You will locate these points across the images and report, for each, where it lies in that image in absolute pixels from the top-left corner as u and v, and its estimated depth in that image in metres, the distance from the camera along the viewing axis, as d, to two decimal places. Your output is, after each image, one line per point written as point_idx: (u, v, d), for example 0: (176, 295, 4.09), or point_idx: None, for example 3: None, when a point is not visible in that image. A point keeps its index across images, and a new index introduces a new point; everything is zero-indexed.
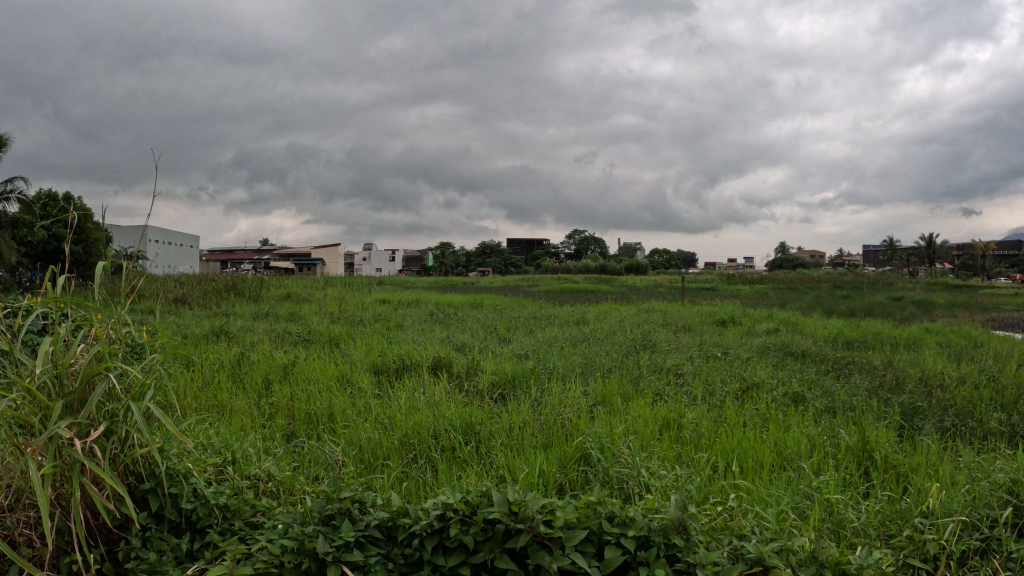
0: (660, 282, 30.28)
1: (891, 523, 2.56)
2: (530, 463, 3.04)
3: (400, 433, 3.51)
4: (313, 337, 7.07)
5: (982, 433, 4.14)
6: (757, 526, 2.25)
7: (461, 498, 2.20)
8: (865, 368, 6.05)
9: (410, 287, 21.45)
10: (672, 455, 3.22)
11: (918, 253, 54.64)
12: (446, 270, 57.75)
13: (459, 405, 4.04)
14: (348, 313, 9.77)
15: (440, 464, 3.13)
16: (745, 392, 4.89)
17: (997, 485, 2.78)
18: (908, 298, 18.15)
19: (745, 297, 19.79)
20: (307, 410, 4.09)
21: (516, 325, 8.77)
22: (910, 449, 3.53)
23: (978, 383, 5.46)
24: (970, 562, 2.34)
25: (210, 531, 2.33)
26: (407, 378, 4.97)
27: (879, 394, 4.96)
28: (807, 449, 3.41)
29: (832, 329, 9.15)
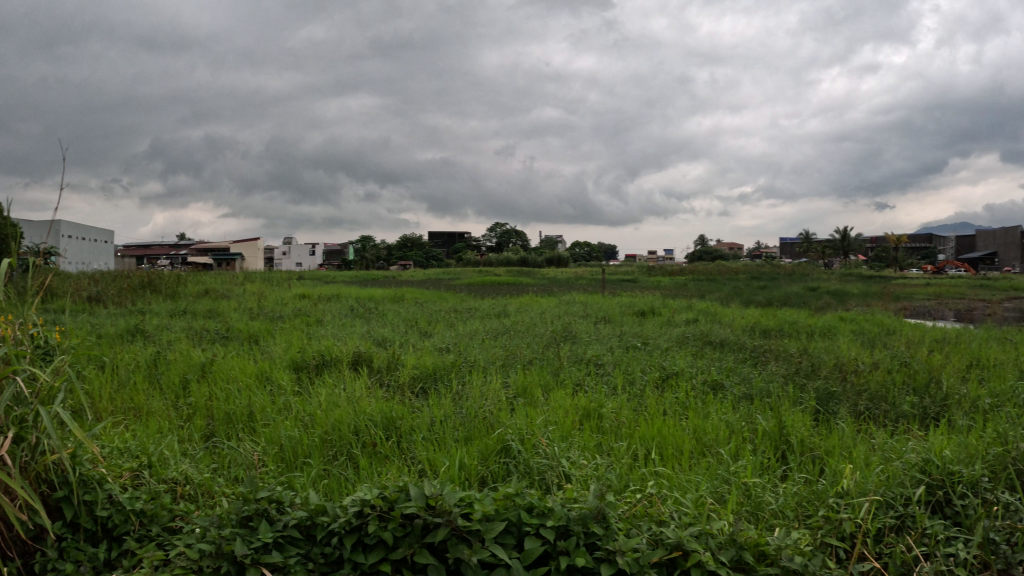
0: (580, 274, 30.53)
1: (808, 503, 2.66)
2: (450, 456, 3.03)
3: (321, 430, 3.45)
4: (232, 334, 6.87)
5: (892, 413, 4.35)
6: (677, 511, 2.30)
7: (381, 493, 2.16)
8: (782, 356, 6.25)
9: (331, 282, 21.08)
10: (592, 444, 3.27)
11: (830, 245, 56.64)
12: (368, 264, 56.86)
13: (382, 400, 4.00)
14: (269, 308, 9.55)
15: (361, 460, 3.09)
16: (666, 381, 5.00)
17: (910, 465, 2.93)
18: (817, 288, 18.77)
19: (662, 288, 20.09)
20: (225, 409, 3.98)
21: (439, 319, 8.70)
22: (824, 432, 3.65)
23: (891, 368, 5.71)
24: (884, 538, 2.45)
25: (127, 538, 2.25)
26: (328, 374, 4.88)
27: (794, 380, 5.13)
28: (725, 435, 3.49)
29: (750, 319, 9.38)
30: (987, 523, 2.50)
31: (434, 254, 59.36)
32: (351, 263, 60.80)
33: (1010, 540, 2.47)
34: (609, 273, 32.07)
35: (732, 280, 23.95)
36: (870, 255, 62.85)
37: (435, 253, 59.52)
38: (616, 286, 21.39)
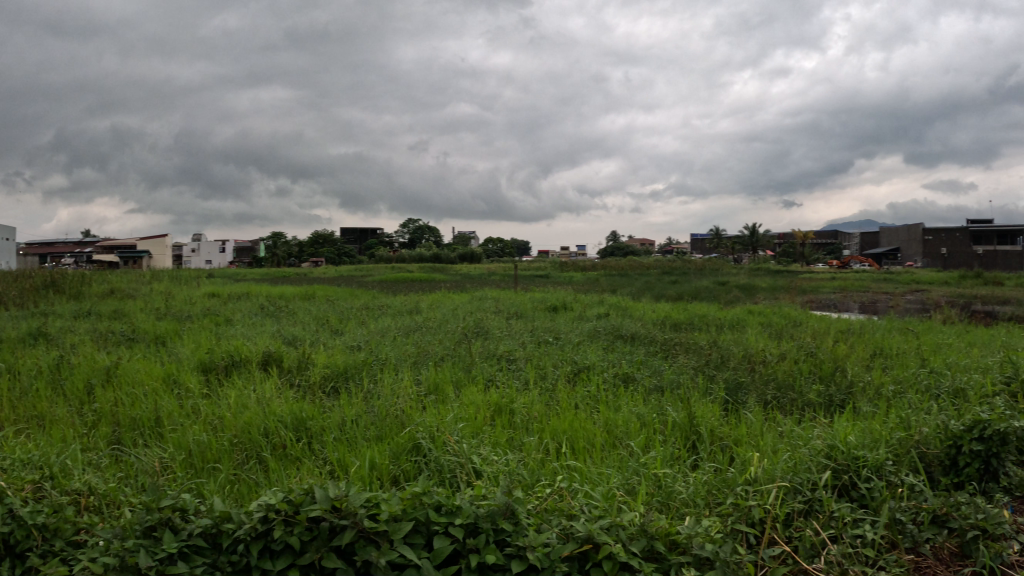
0: (497, 270, 30.61)
1: (718, 491, 2.72)
2: (361, 457, 2.99)
3: (231, 434, 3.36)
4: (138, 336, 6.62)
5: (796, 401, 4.52)
6: (587, 504, 2.33)
7: (286, 497, 2.12)
8: (691, 348, 6.41)
9: (242, 279, 20.47)
10: (504, 441, 3.28)
11: (739, 241, 58.45)
12: (280, 261, 55.59)
13: (292, 401, 3.92)
14: (177, 308, 9.24)
15: (272, 464, 3.02)
16: (577, 375, 5.06)
17: (816, 451, 3.06)
18: (726, 282, 19.33)
19: (576, 283, 20.30)
20: (132, 414, 3.83)
21: (350, 316, 8.59)
22: (731, 422, 3.76)
23: (797, 358, 5.93)
24: (792, 523, 2.54)
25: (29, 554, 2.14)
26: (237, 375, 4.76)
27: (704, 371, 5.28)
28: (635, 427, 3.56)
29: (660, 312, 9.59)
30: (894, 505, 2.65)
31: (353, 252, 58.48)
32: (264, 261, 59.32)
33: (916, 519, 2.61)
34: (522, 270, 31.95)
35: (647, 275, 24.42)
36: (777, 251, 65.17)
37: (350, 251, 58.65)
38: (532, 282, 21.49)
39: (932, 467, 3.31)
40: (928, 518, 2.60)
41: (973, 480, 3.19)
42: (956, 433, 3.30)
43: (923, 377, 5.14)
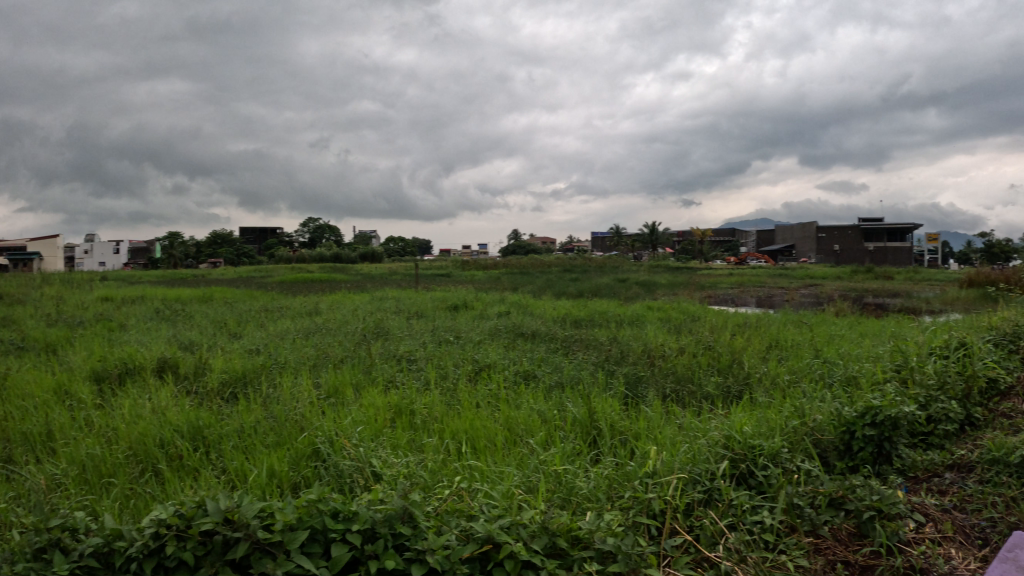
0: (401, 270, 30.33)
1: (619, 485, 2.79)
2: (260, 465, 2.94)
3: (125, 446, 3.24)
4: (25, 344, 6.29)
5: (692, 394, 4.67)
6: (487, 504, 2.34)
7: (177, 511, 2.07)
8: (590, 344, 6.54)
9: (132, 281, 19.58)
10: (404, 443, 3.28)
11: (641, 238, 59.85)
12: (179, 262, 53.59)
13: (190, 410, 3.80)
14: (65, 314, 8.81)
15: (169, 475, 2.93)
16: (479, 374, 5.09)
17: (714, 442, 3.16)
18: (630, 280, 19.71)
19: (481, 282, 20.30)
20: (20, 429, 3.64)
21: (248, 319, 8.38)
22: (629, 416, 3.86)
23: (695, 351, 6.13)
24: (692, 513, 2.62)
25: None
26: (131, 384, 4.58)
27: (603, 367, 5.39)
28: (535, 424, 3.61)
29: (563, 310, 9.71)
30: (792, 490, 2.77)
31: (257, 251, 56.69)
32: (163, 262, 57.10)
33: (814, 503, 2.74)
34: (424, 268, 31.73)
35: (555, 273, 24.70)
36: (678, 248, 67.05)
37: (252, 251, 57.08)
38: (440, 282, 21.39)
39: (828, 452, 3.49)
40: (826, 501, 2.72)
41: (866, 463, 3.38)
42: (850, 420, 3.51)
43: (818, 367, 5.41)
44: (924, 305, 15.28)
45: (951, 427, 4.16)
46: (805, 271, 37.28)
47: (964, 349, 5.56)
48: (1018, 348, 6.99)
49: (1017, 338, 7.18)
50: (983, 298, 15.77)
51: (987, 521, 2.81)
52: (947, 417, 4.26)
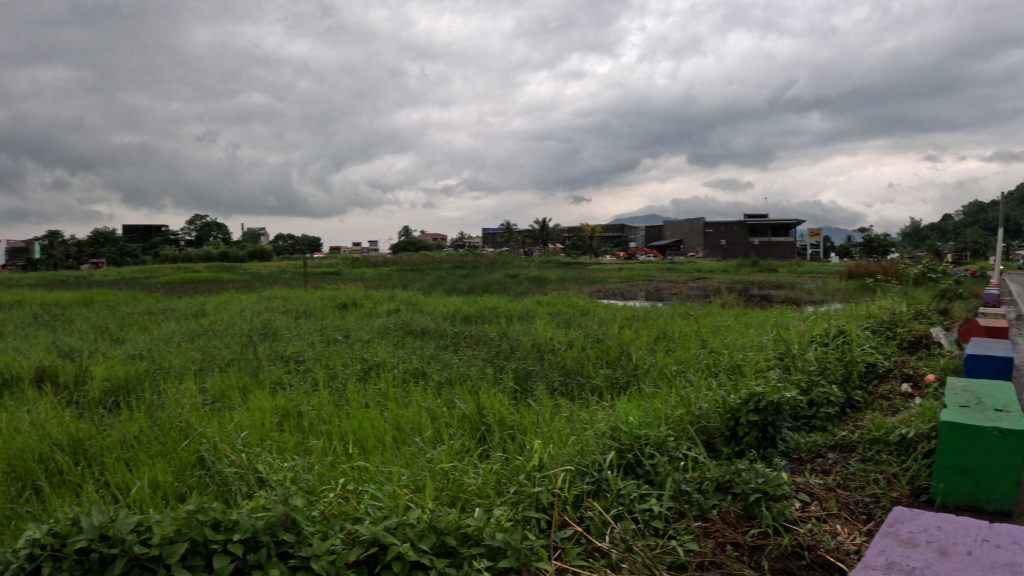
0: (289, 268, 29.71)
1: (508, 479, 2.86)
2: (144, 475, 2.87)
3: (3, 463, 3.11)
4: None
5: (583, 388, 4.85)
6: (372, 506, 2.38)
7: (51, 529, 2.03)
8: (481, 340, 6.61)
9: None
10: (290, 447, 3.30)
11: (531, 234, 60.80)
12: (55, 262, 50.70)
13: (70, 420, 3.66)
14: None
15: (48, 490, 2.83)
16: (367, 373, 5.09)
17: (600, 435, 3.29)
18: (523, 276, 19.86)
19: (371, 280, 20.04)
20: None
21: (130, 322, 8.07)
22: (520, 409, 3.96)
23: (586, 344, 6.30)
24: (581, 505, 2.71)
25: None
26: (6, 396, 4.37)
27: (494, 362, 5.46)
28: (424, 422, 3.66)
29: (452, 307, 9.76)
30: (680, 477, 2.90)
31: (136, 250, 53.64)
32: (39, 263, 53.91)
33: (702, 488, 2.88)
34: (313, 266, 31.07)
35: (449, 270, 24.86)
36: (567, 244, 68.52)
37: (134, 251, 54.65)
38: (331, 279, 21.05)
39: (714, 438, 3.66)
40: (713, 486, 2.86)
41: (752, 447, 3.58)
42: (734, 407, 3.69)
43: (704, 357, 5.66)
44: (802, 295, 16.13)
45: (831, 409, 4.45)
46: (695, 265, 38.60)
47: (842, 337, 5.94)
48: (892, 335, 7.50)
49: (889, 325, 7.70)
50: (857, 288, 16.77)
51: (870, 497, 3.08)
52: (829, 402, 4.55)
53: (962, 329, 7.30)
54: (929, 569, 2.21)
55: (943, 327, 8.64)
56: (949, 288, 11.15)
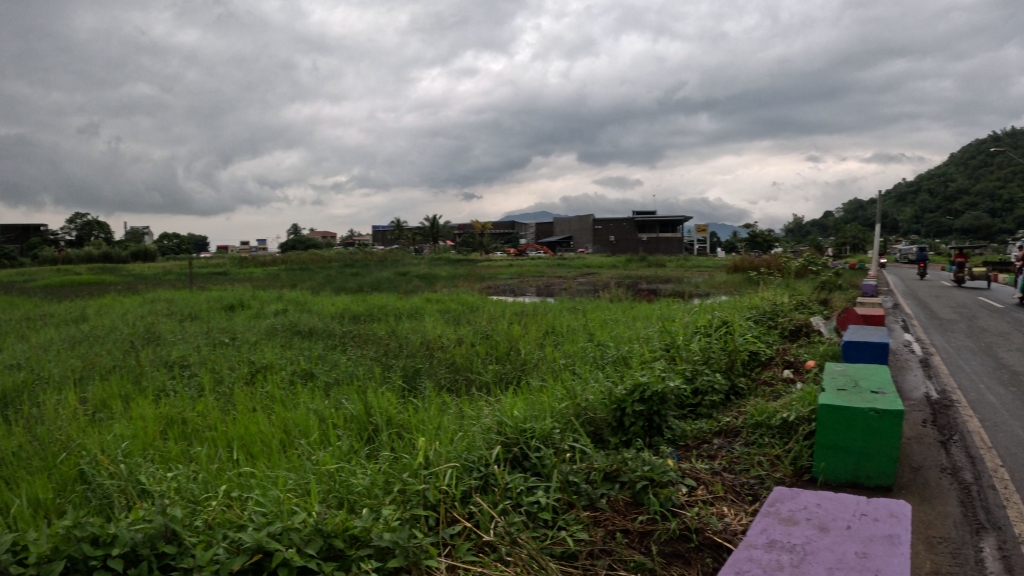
0: (175, 268, 29.39)
1: (394, 478, 2.94)
2: (25, 493, 3.14)
3: None
4: None
5: (469, 384, 5.61)
6: (255, 512, 2.59)
7: None
8: (368, 339, 7.72)
9: None
10: (172, 455, 3.68)
11: (422, 233, 62.48)
12: None
13: None
14: None
15: None
16: (255, 376, 5.85)
17: (487, 429, 3.45)
18: (416, 279, 20.32)
19: (259, 279, 20.25)
20: None
21: (8, 330, 8.18)
22: (403, 408, 4.39)
23: (472, 339, 7.20)
24: (468, 500, 2.81)
25: None
26: None
27: (378, 360, 6.41)
28: (311, 426, 4.06)
29: (341, 306, 11.39)
30: (567, 468, 3.04)
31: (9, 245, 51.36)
32: None
33: (590, 478, 3.03)
34: (199, 266, 30.57)
35: (339, 269, 25.34)
36: (462, 239, 69.70)
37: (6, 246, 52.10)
38: (218, 279, 21.05)
39: (601, 429, 3.84)
40: (600, 476, 3.01)
41: (638, 436, 3.77)
42: (619, 397, 3.86)
43: (591, 350, 5.94)
44: (690, 289, 16.86)
45: (715, 398, 4.69)
46: (586, 259, 39.78)
47: (724, 327, 6.25)
48: (772, 324, 7.90)
49: (771, 315, 8.11)
50: (739, 281, 17.81)
51: (757, 479, 3.45)
52: (712, 389, 4.79)
53: (839, 319, 7.86)
54: (809, 544, 2.37)
55: (821, 316, 9.27)
56: (827, 280, 11.95)
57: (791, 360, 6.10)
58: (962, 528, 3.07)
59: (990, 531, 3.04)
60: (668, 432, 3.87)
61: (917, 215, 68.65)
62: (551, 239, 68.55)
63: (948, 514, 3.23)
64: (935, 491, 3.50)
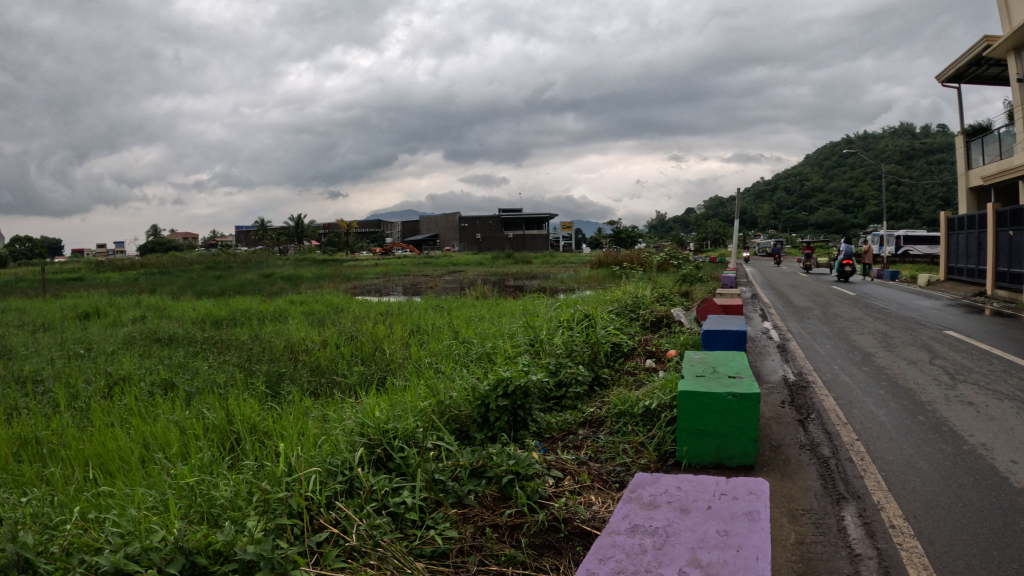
0: (18, 273, 27.72)
1: (256, 487, 2.93)
2: None
3: None
4: None
5: (332, 386, 5.64)
6: (112, 532, 2.55)
7: None
8: (229, 344, 7.62)
9: None
10: (23, 480, 3.62)
11: (286, 233, 61.48)
12: None
13: None
14: None
15: None
16: (112, 389, 5.73)
17: (349, 432, 3.51)
18: (281, 280, 19.96)
19: (116, 285, 19.43)
20: None
21: None
22: (265, 415, 4.41)
23: (337, 342, 7.17)
24: (333, 505, 2.83)
25: None
26: None
27: (241, 365, 6.38)
28: (173, 437, 4.03)
29: (202, 311, 11.05)
30: (432, 467, 3.12)
31: None
32: None
33: (456, 475, 3.14)
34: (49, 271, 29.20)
35: (198, 271, 24.61)
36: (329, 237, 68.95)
37: None
38: (68, 285, 20.05)
39: (467, 426, 3.96)
40: (466, 473, 3.14)
41: (504, 431, 3.91)
42: (483, 393, 3.98)
43: (455, 348, 6.09)
44: (559, 285, 17.32)
45: (579, 390, 4.90)
46: (454, 257, 40.21)
47: (586, 320, 6.50)
48: (634, 316, 8.27)
49: (632, 308, 8.47)
50: (605, 275, 18.49)
51: (623, 466, 3.67)
52: (576, 381, 5.00)
53: (698, 310, 8.27)
54: (671, 526, 2.51)
55: (682, 307, 9.77)
56: (688, 273, 12.59)
57: (653, 350, 6.44)
58: (824, 500, 3.37)
59: (848, 501, 3.36)
60: (532, 424, 4.06)
61: (771, 212, 72.96)
62: (423, 233, 68.32)
63: (809, 487, 3.54)
64: (796, 467, 3.82)
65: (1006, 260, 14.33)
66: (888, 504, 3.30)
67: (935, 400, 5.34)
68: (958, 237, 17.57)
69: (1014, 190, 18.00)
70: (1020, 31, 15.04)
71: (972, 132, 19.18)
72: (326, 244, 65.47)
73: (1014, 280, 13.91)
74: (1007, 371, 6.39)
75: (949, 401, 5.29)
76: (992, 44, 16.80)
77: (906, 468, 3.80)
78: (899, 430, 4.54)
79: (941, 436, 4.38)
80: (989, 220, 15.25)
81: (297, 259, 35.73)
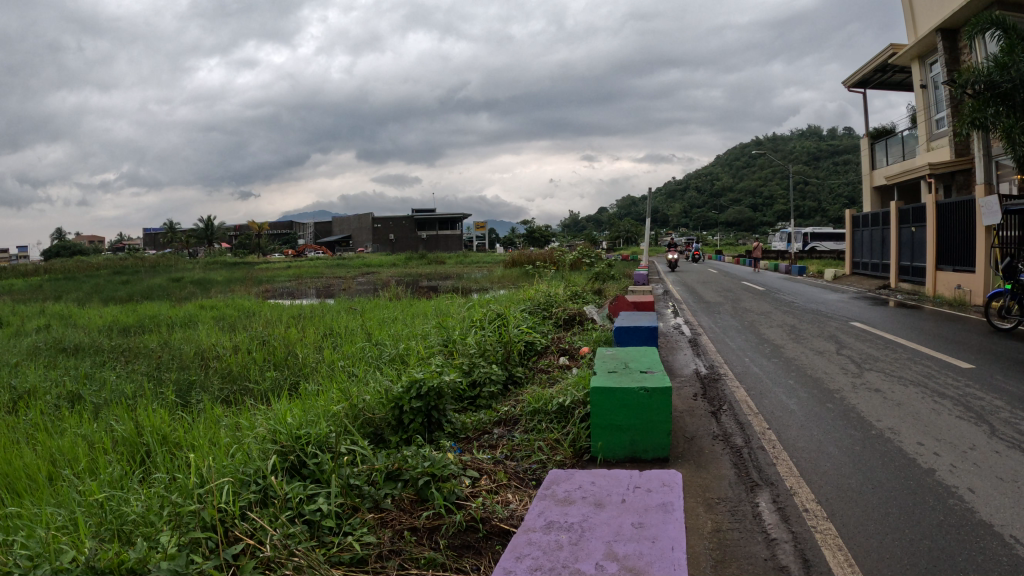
0: None
1: (166, 501, 2.87)
2: None
3: None
4: None
5: (244, 393, 5.54)
6: (20, 555, 2.48)
7: None
8: (138, 352, 7.37)
9: None
10: None
11: (195, 233, 59.69)
12: None
13: None
14: None
15: None
16: (16, 404, 5.47)
17: (262, 439, 3.47)
18: (191, 285, 19.32)
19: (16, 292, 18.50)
20: None
21: None
22: (175, 425, 4.29)
23: (248, 347, 7.00)
24: (247, 515, 2.79)
25: None
26: None
27: (151, 374, 6.16)
28: (80, 452, 3.89)
29: (108, 318, 10.59)
30: (347, 473, 3.13)
31: None
32: None
33: (371, 479, 3.16)
34: None
35: (104, 277, 23.65)
36: (240, 237, 67.16)
37: None
38: None
39: (381, 428, 3.98)
40: (382, 476, 3.16)
41: (418, 432, 3.94)
42: (397, 395, 4.00)
43: (369, 350, 6.06)
44: (473, 284, 17.36)
45: (492, 389, 4.97)
46: (366, 259, 39.70)
47: (498, 319, 6.56)
48: (548, 314, 8.39)
49: (545, 306, 8.58)
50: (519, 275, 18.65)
51: (539, 463, 3.77)
52: (489, 380, 5.06)
53: (611, 308, 8.44)
54: (586, 521, 2.60)
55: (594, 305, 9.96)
56: (601, 271, 12.83)
57: (566, 347, 6.55)
58: (739, 488, 3.53)
59: (762, 488, 3.53)
60: (447, 425, 4.10)
61: (682, 211, 74.80)
62: (338, 232, 67.25)
63: (724, 476, 3.70)
64: (710, 457, 4.00)
65: (908, 255, 15.16)
66: (799, 490, 3.48)
67: (843, 388, 5.63)
68: (863, 234, 18.49)
69: (914, 190, 19.04)
70: (924, 40, 15.92)
71: (876, 134, 20.17)
72: (237, 245, 63.76)
73: (915, 274, 14.72)
74: (909, 358, 6.78)
75: (857, 389, 5.59)
76: (897, 52, 17.74)
77: (817, 454, 4.02)
78: (808, 418, 4.78)
79: (849, 423, 4.65)
80: (892, 219, 16.09)
81: (207, 262, 34.59)
